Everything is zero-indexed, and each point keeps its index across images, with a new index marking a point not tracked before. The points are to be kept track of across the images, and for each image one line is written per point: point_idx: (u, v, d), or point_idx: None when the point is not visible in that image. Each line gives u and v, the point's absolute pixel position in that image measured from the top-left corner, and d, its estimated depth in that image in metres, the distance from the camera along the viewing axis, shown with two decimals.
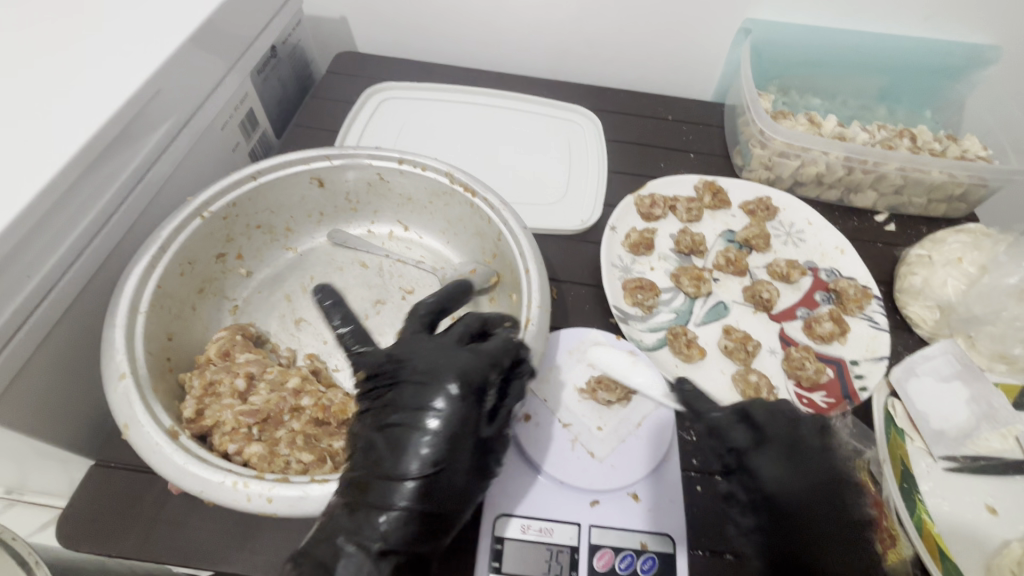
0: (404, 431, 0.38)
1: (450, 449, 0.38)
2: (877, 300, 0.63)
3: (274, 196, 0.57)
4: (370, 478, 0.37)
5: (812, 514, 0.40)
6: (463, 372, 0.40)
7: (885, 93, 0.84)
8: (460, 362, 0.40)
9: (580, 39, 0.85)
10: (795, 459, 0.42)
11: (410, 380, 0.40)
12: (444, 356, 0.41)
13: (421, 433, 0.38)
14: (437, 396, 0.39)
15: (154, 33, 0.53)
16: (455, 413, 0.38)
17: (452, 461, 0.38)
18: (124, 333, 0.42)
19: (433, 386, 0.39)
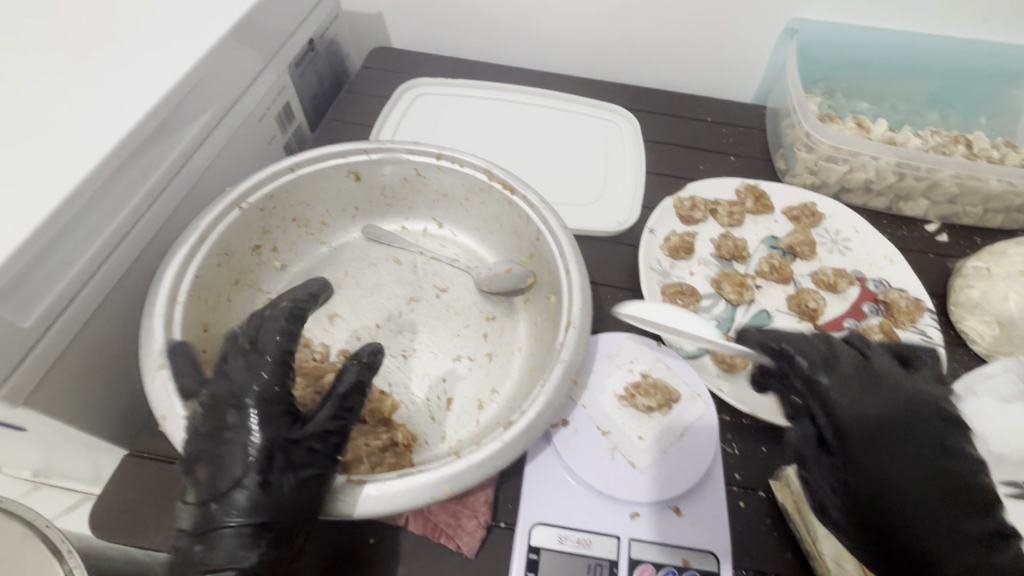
0: (222, 456, 0.35)
1: (263, 460, 0.35)
2: (930, 312, 0.60)
3: (311, 189, 0.56)
4: (203, 503, 0.35)
5: (897, 458, 0.36)
6: (257, 375, 0.37)
7: (937, 97, 0.80)
8: (252, 363, 0.38)
9: (618, 38, 0.84)
10: (869, 387, 0.38)
11: (209, 393, 0.37)
12: (240, 361, 0.38)
13: (234, 446, 0.35)
14: (237, 404, 0.36)
15: (197, 23, 0.53)
16: (256, 418, 0.36)
17: (271, 469, 0.35)
18: (162, 323, 0.42)
19: (233, 396, 0.37)
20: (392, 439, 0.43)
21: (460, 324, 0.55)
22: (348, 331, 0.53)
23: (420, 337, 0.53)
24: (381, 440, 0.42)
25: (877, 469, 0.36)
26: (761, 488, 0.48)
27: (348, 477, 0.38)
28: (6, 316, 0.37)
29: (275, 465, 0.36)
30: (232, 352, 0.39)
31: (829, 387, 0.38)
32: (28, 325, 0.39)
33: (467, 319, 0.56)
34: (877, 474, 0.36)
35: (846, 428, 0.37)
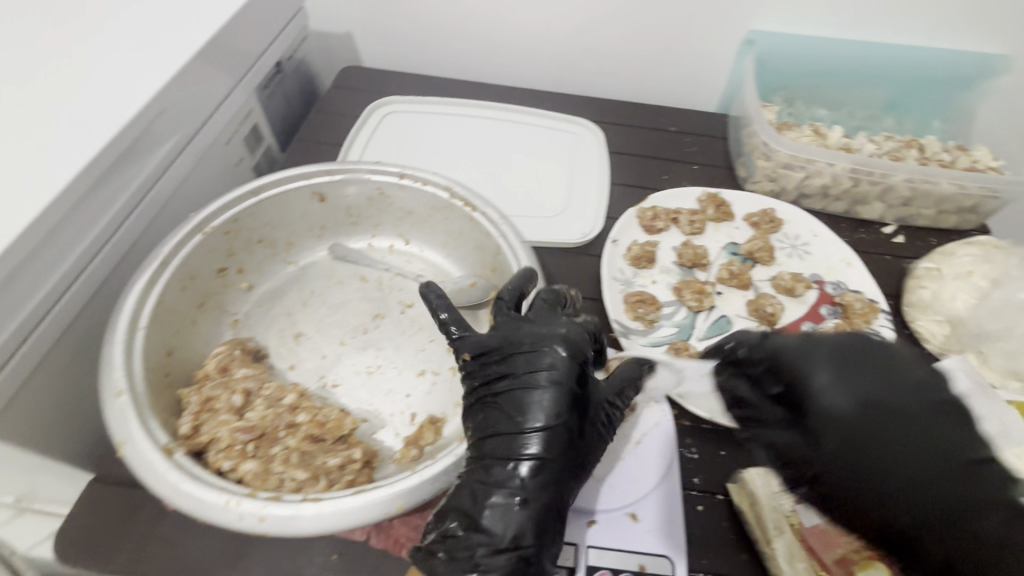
0: (499, 445, 0.40)
1: (492, 465, 0.39)
2: (883, 313, 0.61)
3: (275, 211, 0.57)
4: (483, 485, 0.39)
5: (831, 373, 0.37)
6: (568, 338, 0.43)
7: (893, 104, 0.82)
8: (530, 358, 0.42)
9: (583, 51, 0.85)
10: (848, 379, 0.37)
11: (513, 364, 0.42)
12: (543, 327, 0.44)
13: (529, 421, 0.39)
14: (546, 359, 0.42)
15: (158, 53, 0.54)
16: (556, 403, 0.40)
17: (507, 477, 0.38)
18: (122, 349, 0.43)
19: (542, 353, 0.42)
20: (352, 456, 0.43)
21: (425, 339, 0.56)
22: (314, 350, 0.54)
23: (385, 353, 0.54)
24: (339, 458, 0.42)
25: (849, 401, 0.36)
26: (720, 491, 0.49)
27: (304, 495, 0.38)
28: None
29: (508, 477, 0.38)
30: (512, 343, 0.43)
31: (827, 380, 0.37)
32: None
33: (432, 333, 0.56)
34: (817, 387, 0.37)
35: (849, 392, 0.36)
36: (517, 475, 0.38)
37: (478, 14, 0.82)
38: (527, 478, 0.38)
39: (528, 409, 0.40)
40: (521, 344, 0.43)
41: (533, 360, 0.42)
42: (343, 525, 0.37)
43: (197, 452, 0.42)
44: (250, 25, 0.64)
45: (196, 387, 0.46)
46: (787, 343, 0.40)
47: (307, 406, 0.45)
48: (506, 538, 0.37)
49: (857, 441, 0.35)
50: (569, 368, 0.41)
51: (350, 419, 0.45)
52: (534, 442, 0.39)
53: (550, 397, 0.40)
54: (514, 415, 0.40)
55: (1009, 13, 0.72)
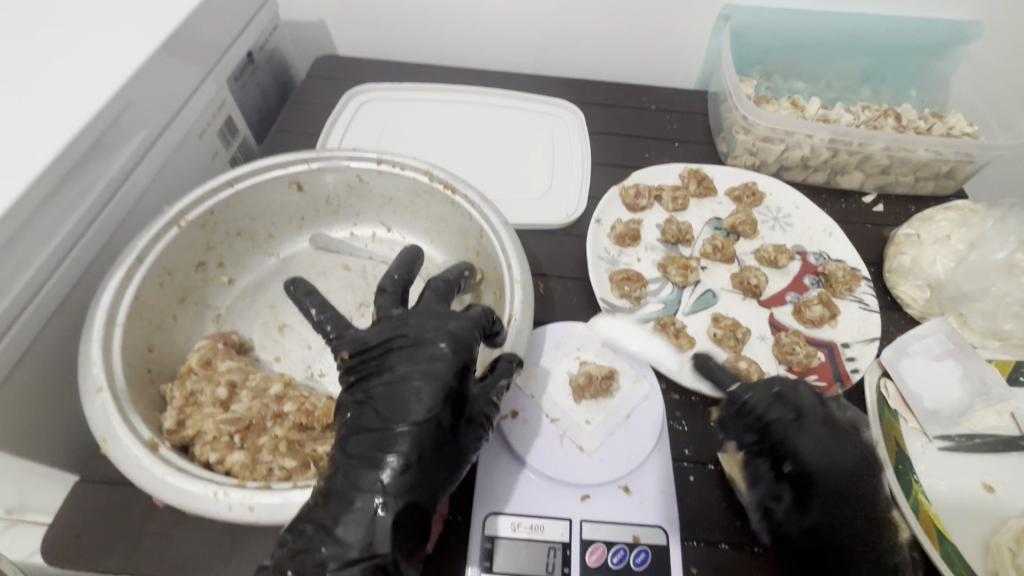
0: (373, 443, 0.38)
1: (360, 465, 0.37)
2: (865, 281, 0.62)
3: (252, 202, 0.56)
4: (339, 488, 0.36)
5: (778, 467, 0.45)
6: (454, 334, 0.41)
7: (869, 74, 0.83)
8: (419, 355, 0.40)
9: (560, 31, 0.84)
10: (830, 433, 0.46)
11: (397, 354, 0.41)
12: (433, 320, 0.42)
13: (404, 418, 0.38)
14: (429, 353, 0.40)
15: (122, 46, 0.52)
16: (426, 398, 0.38)
17: (374, 480, 0.36)
18: (100, 347, 0.42)
19: (424, 347, 0.41)
20: None
21: None
22: (299, 341, 0.53)
23: None
24: (329, 446, 0.42)
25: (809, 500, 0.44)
26: (711, 461, 0.49)
27: (293, 484, 0.38)
28: None
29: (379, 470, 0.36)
30: (397, 341, 0.41)
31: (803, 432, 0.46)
32: None
33: None
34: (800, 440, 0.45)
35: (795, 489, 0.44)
36: (381, 478, 0.36)
37: None
38: (391, 480, 0.36)
39: (403, 405, 0.38)
40: (408, 335, 0.42)
41: (419, 355, 0.40)
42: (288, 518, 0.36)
43: (183, 446, 0.42)
44: (217, 14, 0.62)
45: (178, 382, 0.45)
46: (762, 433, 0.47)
47: (293, 395, 0.45)
48: (371, 543, 0.35)
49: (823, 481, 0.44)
50: (449, 363, 0.40)
51: (338, 405, 0.44)
52: (404, 437, 0.37)
53: (430, 396, 0.38)
54: (387, 413, 0.38)
55: None
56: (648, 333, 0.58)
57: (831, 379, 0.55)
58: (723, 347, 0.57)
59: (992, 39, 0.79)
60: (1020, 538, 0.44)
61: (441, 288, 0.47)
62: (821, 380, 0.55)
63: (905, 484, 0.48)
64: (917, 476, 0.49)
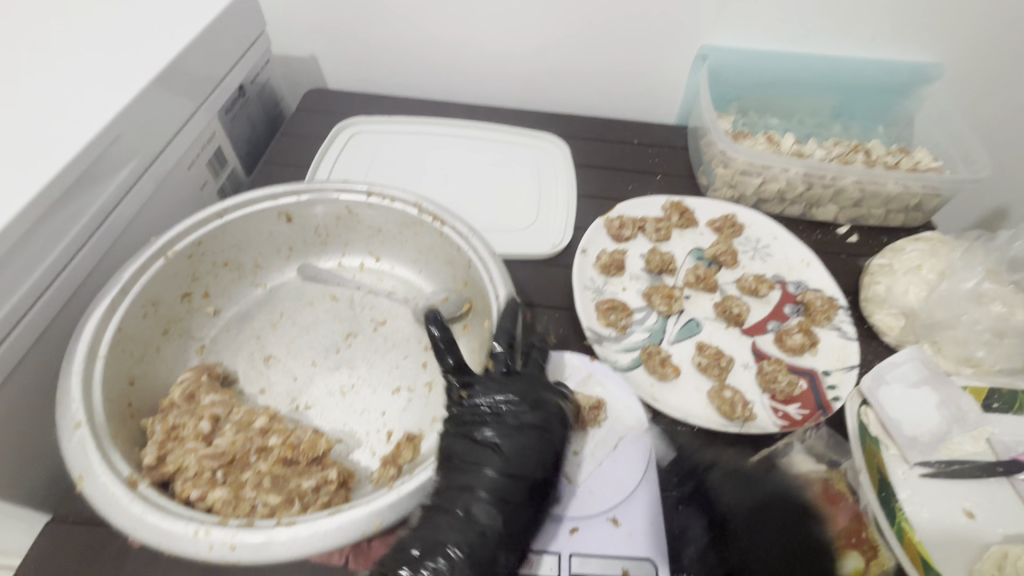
0: (473, 475, 0.41)
1: (459, 495, 0.40)
2: (843, 309, 0.64)
3: (241, 233, 0.56)
4: (441, 519, 0.39)
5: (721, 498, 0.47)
6: (558, 399, 0.47)
7: (839, 111, 0.87)
8: (520, 408, 0.45)
9: (545, 69, 0.87)
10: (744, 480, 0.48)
11: (503, 399, 0.45)
12: (538, 382, 0.47)
13: (500, 460, 0.42)
14: (535, 407, 0.45)
15: (116, 81, 0.53)
16: (530, 446, 0.43)
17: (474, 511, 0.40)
18: (80, 379, 0.41)
19: (533, 401, 0.45)
20: (327, 477, 0.42)
21: (399, 356, 0.55)
22: (284, 372, 0.53)
23: (358, 372, 0.53)
24: (314, 479, 0.41)
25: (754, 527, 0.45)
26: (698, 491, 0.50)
27: (276, 520, 0.37)
28: None
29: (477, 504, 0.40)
30: (501, 388, 0.46)
31: (719, 472, 0.49)
32: None
33: (406, 349, 0.56)
34: (712, 477, 0.49)
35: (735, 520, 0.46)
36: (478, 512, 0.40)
37: (440, 34, 0.84)
38: (486, 517, 0.40)
39: (506, 449, 0.42)
40: (519, 385, 0.46)
41: (519, 409, 0.45)
42: (376, 525, 0.37)
43: (163, 483, 0.41)
44: (211, 47, 0.64)
45: (159, 416, 0.44)
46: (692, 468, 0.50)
47: (277, 428, 0.44)
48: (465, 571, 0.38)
49: (733, 506, 0.47)
50: (552, 420, 0.45)
51: (324, 439, 0.44)
52: (502, 480, 0.41)
53: (534, 446, 0.43)
54: (490, 452, 0.42)
55: (937, 25, 0.77)
56: (635, 362, 0.58)
57: (814, 406, 0.55)
58: (709, 376, 0.58)
59: (951, 80, 0.84)
60: (1002, 566, 0.44)
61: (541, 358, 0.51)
62: (804, 408, 0.55)
63: (889, 511, 0.48)
64: (900, 504, 0.49)
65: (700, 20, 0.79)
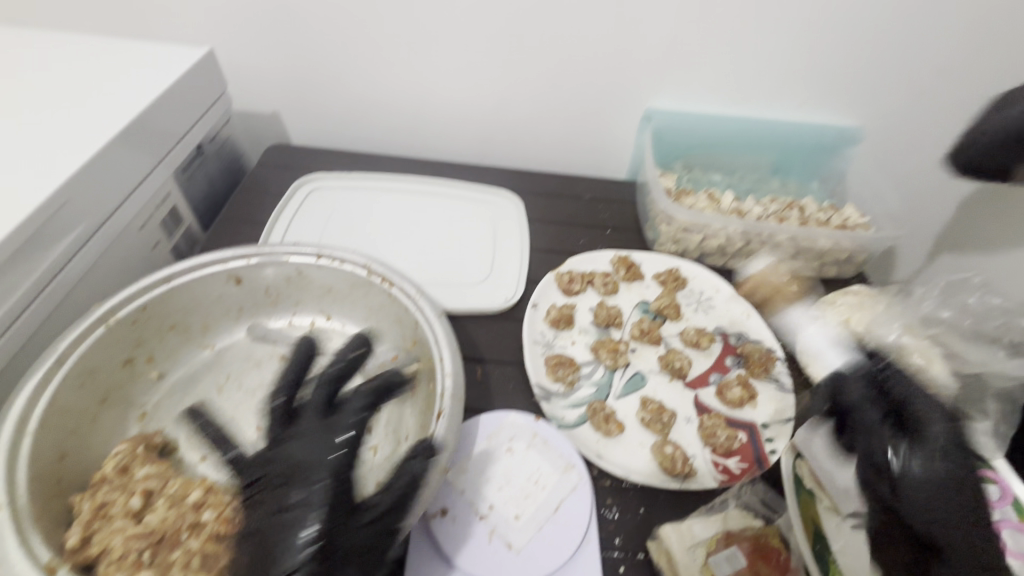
0: (263, 553, 0.38)
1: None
2: (780, 361, 0.67)
3: (188, 297, 0.57)
4: None
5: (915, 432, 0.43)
6: (315, 453, 0.43)
7: (777, 168, 0.93)
8: (311, 470, 0.42)
9: (502, 127, 0.92)
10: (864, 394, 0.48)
11: (273, 472, 0.43)
12: (312, 439, 0.44)
13: (297, 526, 0.39)
14: (305, 468, 0.42)
15: (68, 151, 0.55)
16: (309, 504, 0.40)
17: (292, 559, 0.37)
18: (5, 457, 0.40)
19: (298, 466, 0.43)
20: None
21: None
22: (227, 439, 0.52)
23: None
24: None
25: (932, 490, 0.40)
26: (641, 550, 0.51)
27: None
28: None
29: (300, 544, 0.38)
30: (296, 451, 0.44)
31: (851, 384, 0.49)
32: None
33: None
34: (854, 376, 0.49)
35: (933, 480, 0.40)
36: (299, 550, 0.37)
37: (400, 94, 0.88)
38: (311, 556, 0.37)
39: (297, 516, 0.39)
40: (303, 444, 0.44)
41: (309, 472, 0.42)
42: None
43: (87, 566, 0.40)
44: (168, 110, 0.66)
45: (90, 492, 0.43)
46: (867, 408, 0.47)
47: (212, 502, 0.43)
48: None
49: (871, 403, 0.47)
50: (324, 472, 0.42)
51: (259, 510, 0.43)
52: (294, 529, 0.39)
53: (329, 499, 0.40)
54: (283, 526, 0.39)
55: (862, 92, 0.84)
56: (581, 418, 0.60)
57: (752, 460, 0.58)
58: (652, 431, 0.59)
59: (876, 141, 0.91)
60: None
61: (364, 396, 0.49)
62: (742, 462, 0.58)
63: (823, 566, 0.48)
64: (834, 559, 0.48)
65: (643, 86, 0.85)
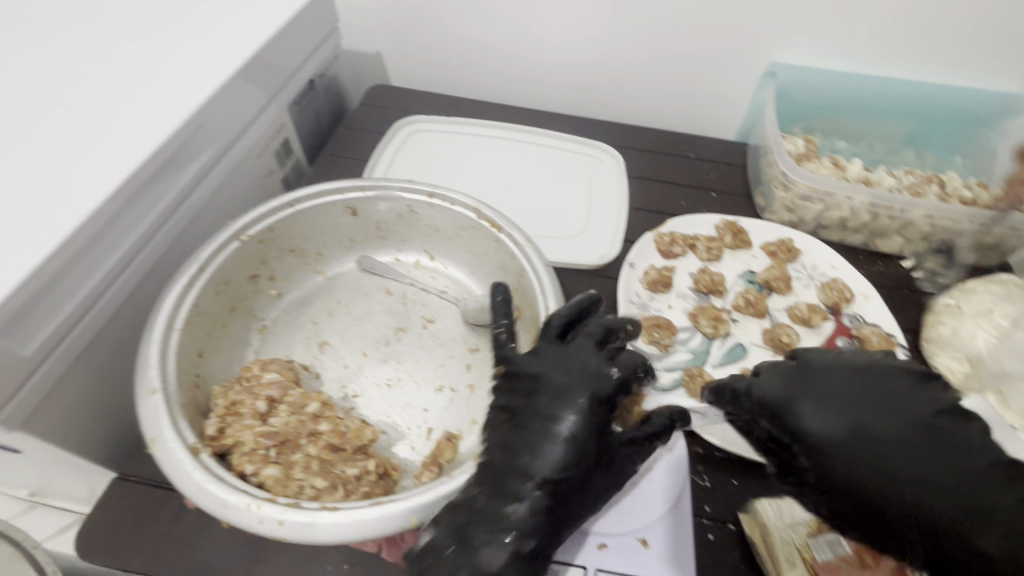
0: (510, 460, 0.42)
1: (507, 495, 0.40)
2: (901, 348, 0.61)
3: (308, 223, 0.59)
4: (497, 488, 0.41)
5: (867, 448, 0.37)
6: (578, 387, 0.43)
7: (914, 138, 0.83)
8: (563, 390, 0.43)
9: (605, 76, 0.87)
10: (853, 421, 0.38)
11: (546, 390, 0.44)
12: (567, 369, 0.44)
13: (557, 437, 0.41)
14: (567, 409, 0.42)
15: (201, 69, 0.56)
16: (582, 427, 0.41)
17: (507, 516, 0.39)
18: (159, 348, 0.45)
19: (564, 400, 0.43)
20: (368, 468, 0.44)
21: (444, 355, 0.57)
22: (337, 360, 0.55)
23: (405, 366, 0.55)
24: (357, 468, 0.43)
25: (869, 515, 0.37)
26: (731, 520, 0.50)
27: (321, 504, 0.39)
28: (6, 345, 0.39)
29: (524, 495, 0.40)
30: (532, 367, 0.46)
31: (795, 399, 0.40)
32: (28, 353, 0.41)
33: (451, 349, 0.57)
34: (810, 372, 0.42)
35: (984, 511, 0.34)
36: (516, 515, 0.39)
37: (505, 36, 0.84)
38: (542, 493, 0.40)
39: (540, 446, 0.41)
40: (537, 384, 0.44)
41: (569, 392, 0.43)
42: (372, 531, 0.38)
43: (221, 454, 0.44)
44: (289, 41, 0.66)
45: (223, 393, 0.47)
46: (779, 371, 0.43)
47: (329, 415, 0.47)
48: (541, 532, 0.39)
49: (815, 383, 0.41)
50: (584, 413, 0.42)
51: (369, 430, 0.47)
52: (599, 417, 0.42)
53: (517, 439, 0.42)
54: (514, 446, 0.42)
55: None
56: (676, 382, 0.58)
57: None
58: None
59: None
60: None
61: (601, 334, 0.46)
62: None
63: None
64: None
65: (770, 37, 0.77)
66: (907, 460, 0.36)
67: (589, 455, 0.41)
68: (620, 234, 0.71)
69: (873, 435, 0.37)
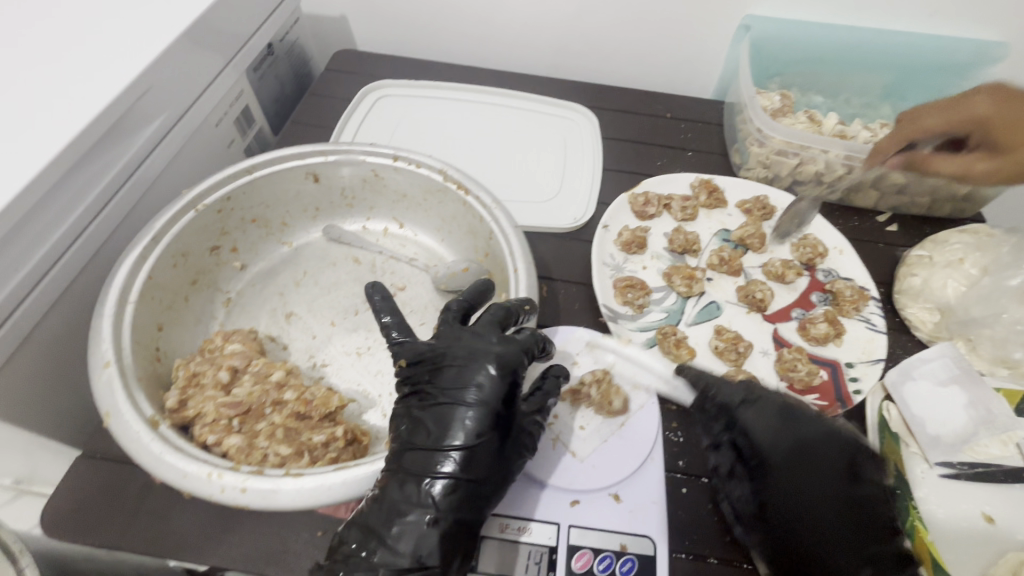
0: (423, 458, 0.40)
1: (407, 482, 0.39)
2: (873, 300, 0.61)
3: (268, 190, 0.57)
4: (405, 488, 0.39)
5: (818, 478, 0.45)
6: (499, 360, 0.43)
7: (890, 91, 0.81)
8: (466, 367, 0.43)
9: (578, 34, 0.84)
10: (796, 445, 0.46)
11: (451, 364, 0.43)
12: (475, 344, 0.44)
13: (460, 418, 0.41)
14: (477, 375, 0.42)
15: (143, 26, 0.53)
16: (480, 418, 0.41)
17: (418, 494, 0.39)
18: (112, 323, 0.43)
19: (473, 367, 0.42)
20: (335, 434, 0.43)
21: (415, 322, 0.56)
22: (305, 330, 0.54)
23: (374, 334, 0.54)
24: (324, 435, 0.43)
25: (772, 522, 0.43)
26: (704, 474, 0.49)
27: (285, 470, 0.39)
28: None
29: (439, 472, 0.39)
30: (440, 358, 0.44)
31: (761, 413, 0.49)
32: None
33: (423, 316, 0.57)
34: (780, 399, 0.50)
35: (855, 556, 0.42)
36: (431, 493, 0.39)
37: None
38: (460, 465, 0.39)
39: (451, 426, 0.40)
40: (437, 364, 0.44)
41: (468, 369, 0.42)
42: (334, 497, 0.37)
43: (183, 426, 0.43)
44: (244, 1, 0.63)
45: (184, 367, 0.46)
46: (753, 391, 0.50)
47: (293, 384, 0.46)
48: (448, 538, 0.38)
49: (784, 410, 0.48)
50: (494, 389, 0.42)
51: (337, 396, 0.46)
52: (504, 386, 0.42)
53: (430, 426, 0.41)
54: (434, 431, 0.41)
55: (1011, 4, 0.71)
56: (650, 342, 0.58)
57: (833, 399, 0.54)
58: (723, 359, 0.57)
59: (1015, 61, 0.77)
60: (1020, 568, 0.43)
61: (499, 315, 0.46)
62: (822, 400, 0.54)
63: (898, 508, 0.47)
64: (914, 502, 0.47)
65: None
66: (824, 497, 0.44)
67: (498, 428, 0.41)
68: (594, 197, 0.70)
69: (810, 458, 0.46)
